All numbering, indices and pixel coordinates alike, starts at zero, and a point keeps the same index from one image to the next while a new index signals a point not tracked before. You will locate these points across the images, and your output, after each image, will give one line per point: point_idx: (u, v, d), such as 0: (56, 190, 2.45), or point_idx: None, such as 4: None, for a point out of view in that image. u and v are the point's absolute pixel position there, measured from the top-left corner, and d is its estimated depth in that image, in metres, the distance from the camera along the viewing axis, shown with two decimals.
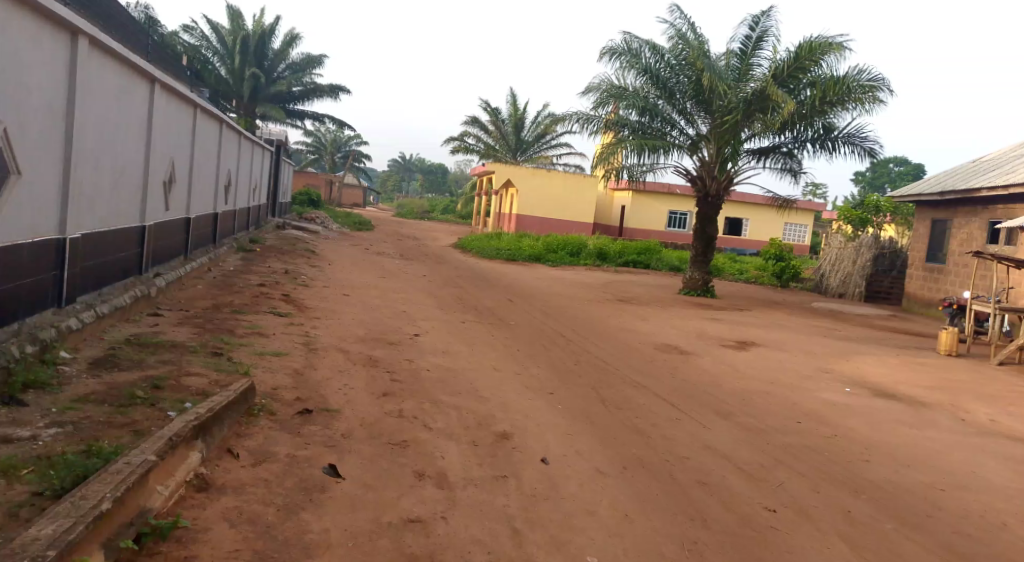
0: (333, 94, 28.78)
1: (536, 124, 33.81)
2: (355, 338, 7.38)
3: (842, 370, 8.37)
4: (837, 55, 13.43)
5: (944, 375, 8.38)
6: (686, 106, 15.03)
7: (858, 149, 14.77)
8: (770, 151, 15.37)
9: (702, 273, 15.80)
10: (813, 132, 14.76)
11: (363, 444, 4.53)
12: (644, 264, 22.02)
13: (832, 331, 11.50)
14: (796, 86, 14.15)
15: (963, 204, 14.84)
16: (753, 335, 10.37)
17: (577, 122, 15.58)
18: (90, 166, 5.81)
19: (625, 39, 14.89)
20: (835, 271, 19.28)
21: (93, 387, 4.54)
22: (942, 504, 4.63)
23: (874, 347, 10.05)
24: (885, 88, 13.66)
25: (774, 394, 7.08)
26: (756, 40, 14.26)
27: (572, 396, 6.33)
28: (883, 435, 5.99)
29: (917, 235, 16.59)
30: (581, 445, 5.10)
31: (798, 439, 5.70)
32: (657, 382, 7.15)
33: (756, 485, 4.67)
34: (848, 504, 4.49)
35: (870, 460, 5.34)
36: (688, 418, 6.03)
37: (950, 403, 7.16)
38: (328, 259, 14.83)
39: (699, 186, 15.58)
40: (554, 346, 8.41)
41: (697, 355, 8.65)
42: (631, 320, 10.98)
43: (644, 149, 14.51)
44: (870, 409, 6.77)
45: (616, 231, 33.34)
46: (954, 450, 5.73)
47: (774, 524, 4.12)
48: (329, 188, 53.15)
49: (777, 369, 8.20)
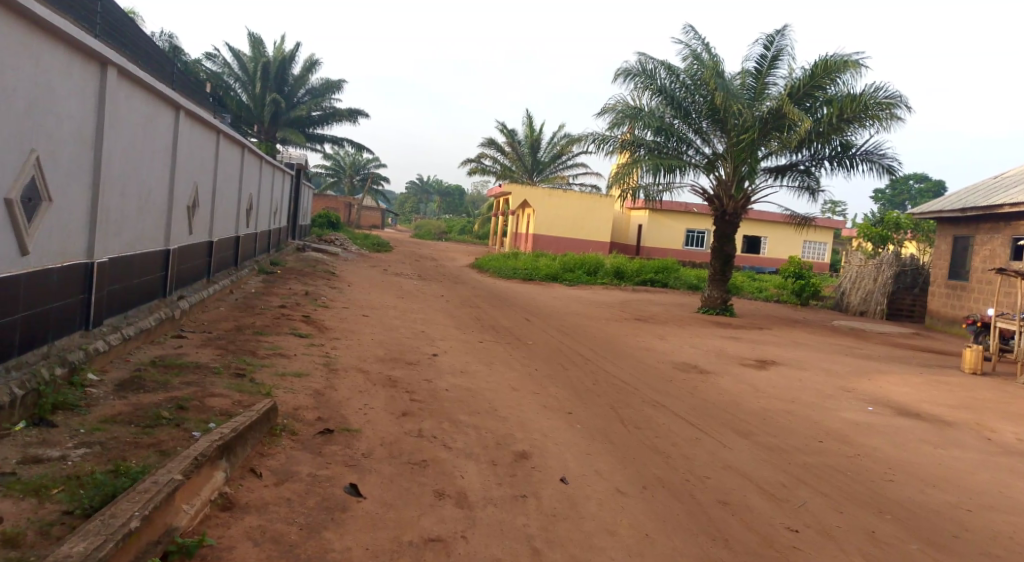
0: (351, 117, 29.23)
1: (552, 145, 33.91)
2: (374, 359, 7.44)
3: (864, 389, 8.28)
4: (854, 72, 13.40)
5: (969, 393, 8.25)
6: (702, 126, 15.08)
7: (876, 166, 14.70)
8: (787, 169, 15.34)
9: (720, 292, 15.68)
10: (830, 150, 14.73)
11: (383, 464, 4.57)
12: (663, 283, 21.95)
13: (854, 350, 11.39)
14: (812, 104, 14.14)
15: (986, 220, 14.66)
16: (773, 354, 10.30)
17: (593, 143, 15.66)
18: (116, 191, 5.95)
19: (640, 60, 14.97)
20: (856, 288, 19.07)
21: (120, 408, 4.64)
22: (969, 525, 4.56)
23: (896, 366, 9.94)
24: (902, 104, 13.61)
25: (795, 413, 7.01)
26: (771, 59, 14.32)
27: (590, 416, 6.33)
28: (907, 455, 5.90)
29: (939, 253, 16.39)
30: (600, 465, 5.10)
31: (820, 459, 5.65)
32: (676, 401, 7.12)
33: (779, 505, 4.63)
34: (873, 524, 4.44)
35: (894, 480, 5.26)
36: (708, 438, 6.00)
37: (976, 422, 7.04)
38: (347, 280, 14.99)
39: (716, 205, 15.56)
40: (572, 366, 8.42)
41: (716, 375, 8.59)
42: (650, 339, 10.95)
43: (660, 168, 14.57)
44: (894, 429, 6.67)
45: (634, 250, 33.34)
46: (981, 470, 5.64)
47: (796, 544, 4.09)
48: (348, 210, 53.83)
49: (798, 388, 8.14)
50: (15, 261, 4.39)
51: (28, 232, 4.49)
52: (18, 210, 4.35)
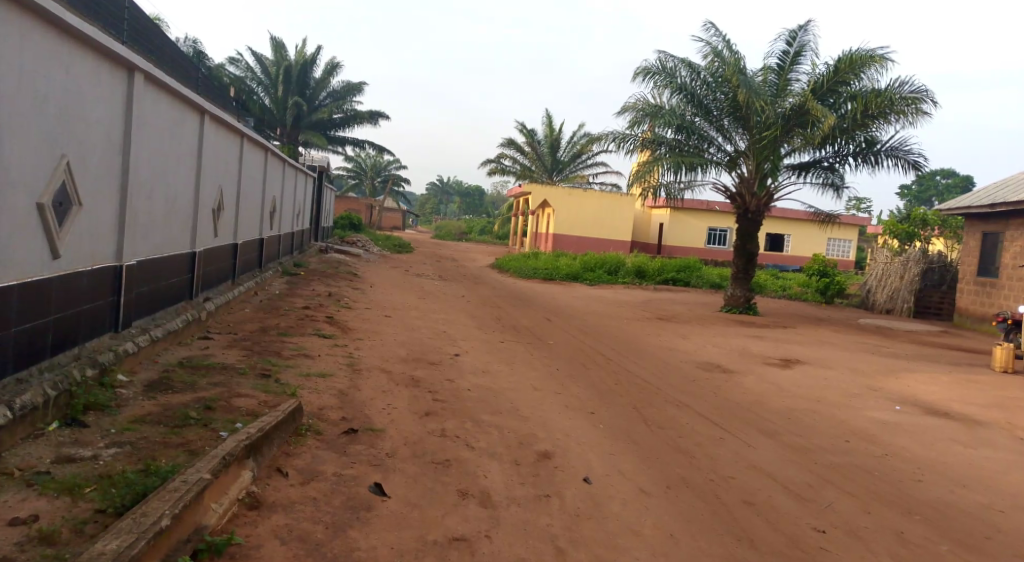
0: (372, 120, 29.41)
1: (572, 144, 33.84)
2: (397, 359, 7.48)
3: (891, 388, 8.16)
4: (879, 67, 13.22)
5: (999, 392, 8.09)
6: (723, 123, 14.97)
7: (902, 162, 14.47)
8: (810, 166, 15.15)
9: (744, 291, 15.51)
10: (854, 146, 14.54)
11: (407, 463, 4.60)
12: (684, 281, 21.80)
13: (880, 348, 11.21)
14: (836, 100, 13.97)
15: (1017, 216, 14.33)
16: (797, 353, 10.18)
17: (613, 142, 15.59)
18: (144, 196, 6.05)
19: (660, 58, 14.89)
20: (882, 287, 18.84)
21: (149, 409, 4.71)
22: (1002, 526, 4.47)
23: (924, 364, 9.77)
24: (928, 99, 13.39)
25: (820, 413, 6.93)
26: (794, 55, 14.22)
27: (613, 416, 6.31)
28: (936, 455, 5.80)
29: (968, 249, 16.08)
30: (624, 465, 5.08)
31: (847, 459, 5.58)
32: (699, 401, 7.07)
33: (804, 505, 4.59)
34: (901, 525, 4.37)
35: (923, 480, 5.18)
36: (732, 437, 5.95)
37: (1007, 421, 6.90)
38: (370, 281, 15.07)
39: (738, 203, 15.42)
40: (594, 366, 8.39)
41: (739, 374, 8.53)
42: (672, 338, 10.89)
43: (681, 166, 14.49)
44: (921, 428, 6.57)
45: (656, 249, 33.20)
46: (1012, 470, 5.53)
47: (824, 545, 4.05)
48: (370, 212, 54.06)
49: (824, 387, 8.03)
50: (46, 264, 4.48)
51: (59, 235, 4.59)
52: (49, 214, 4.45)
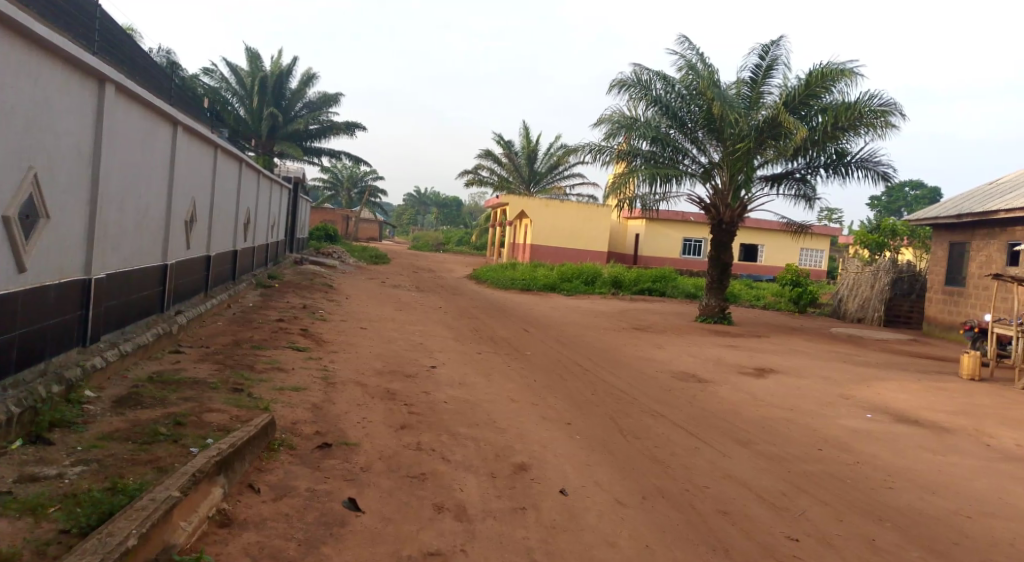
0: (348, 130, 29.29)
1: (549, 156, 34.03)
2: (372, 372, 7.43)
3: (862, 396, 8.27)
4: (849, 81, 13.48)
5: (966, 399, 8.24)
6: (698, 135, 15.16)
7: (872, 173, 14.75)
8: (783, 177, 15.37)
9: (718, 301, 15.67)
10: (826, 158, 14.80)
11: (381, 477, 4.55)
12: (660, 291, 21.95)
13: (852, 357, 11.37)
14: (808, 113, 14.21)
15: (982, 226, 14.65)
16: (771, 362, 10.30)
17: (590, 153, 15.70)
18: (114, 208, 5.96)
19: (635, 71, 15.06)
20: (853, 296, 19.02)
21: (118, 425, 4.62)
22: (969, 532, 4.54)
23: (895, 372, 9.93)
24: (897, 112, 13.68)
25: (793, 421, 7.01)
26: (766, 68, 14.45)
27: (589, 426, 6.32)
28: (906, 461, 5.90)
29: (935, 259, 16.41)
30: (600, 476, 5.09)
31: (819, 467, 5.64)
32: (675, 411, 7.10)
33: (777, 514, 4.63)
34: (872, 532, 4.43)
35: (893, 487, 5.26)
36: (706, 447, 6.00)
37: (974, 428, 7.04)
38: (345, 293, 14.97)
39: (712, 214, 15.60)
40: (570, 376, 8.40)
41: (713, 383, 8.60)
42: (648, 348, 10.95)
43: (656, 177, 14.62)
44: (892, 435, 6.67)
45: (632, 259, 33.42)
46: (979, 476, 5.63)
47: (797, 553, 4.09)
48: (345, 223, 53.72)
49: (797, 395, 8.12)
50: (12, 278, 4.39)
51: (25, 248, 4.49)
52: (15, 227, 4.35)
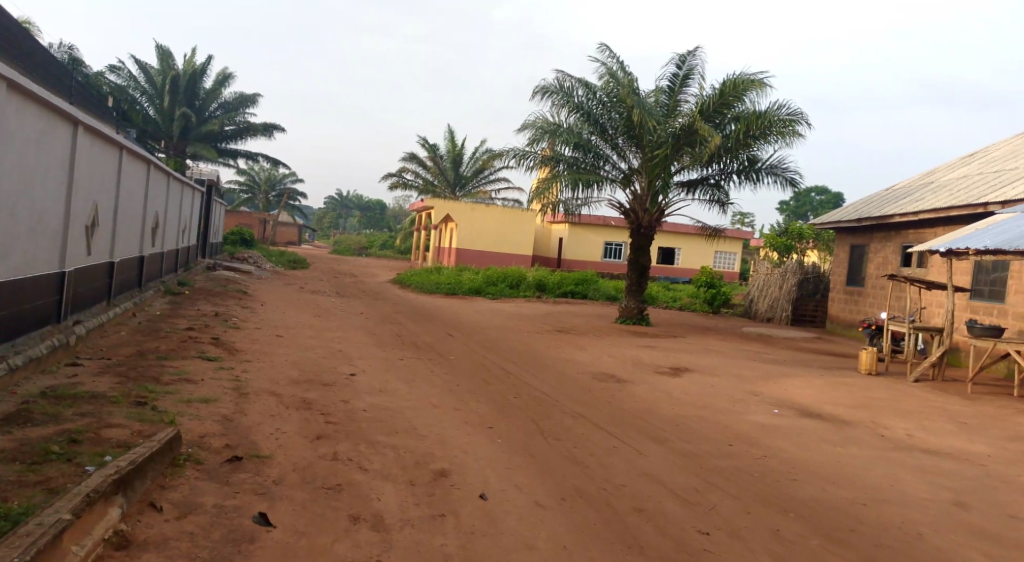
0: (267, 132, 28.43)
1: (474, 160, 34.06)
2: (288, 381, 7.21)
3: (770, 392, 8.65)
4: (759, 91, 14.10)
5: (864, 393, 8.75)
6: (618, 141, 15.50)
7: (780, 179, 15.48)
8: (698, 183, 15.92)
9: (637, 302, 16.09)
10: (738, 164, 15.43)
11: (295, 490, 4.42)
12: (583, 294, 22.32)
13: (762, 355, 11.88)
14: (721, 121, 14.77)
15: (879, 230, 15.60)
16: (687, 361, 10.63)
17: (514, 158, 15.80)
18: (3, 212, 5.55)
19: (557, 77, 15.27)
20: (763, 296, 19.90)
21: (3, 445, 4.30)
22: (864, 519, 4.81)
23: (800, 369, 10.43)
24: (803, 121, 14.40)
25: (706, 418, 7.25)
26: (683, 77, 14.93)
27: (510, 430, 6.34)
28: (809, 454, 6.20)
29: (838, 260, 17.37)
30: (520, 479, 5.11)
31: (730, 462, 5.86)
32: (595, 411, 7.23)
33: (690, 509, 4.77)
34: (777, 523, 4.63)
35: (797, 479, 5.52)
36: (624, 446, 6.13)
37: (871, 420, 7.48)
38: (261, 299, 14.49)
39: (632, 218, 15.97)
40: (493, 380, 8.42)
41: (632, 383, 8.79)
42: (569, 350, 11.10)
43: (579, 182, 14.85)
44: (797, 429, 7.00)
45: (556, 262, 33.85)
46: (874, 466, 5.98)
47: (707, 546, 4.22)
48: (263, 227, 52.06)
49: (710, 393, 8.42)
50: None
51: None
52: None
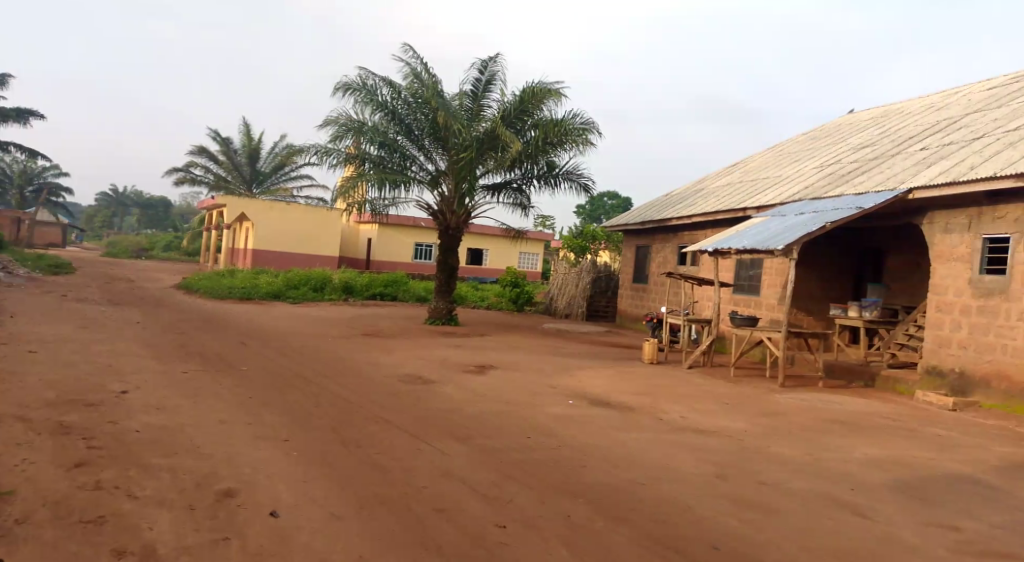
0: (19, 118, 24.69)
1: (273, 156, 32.29)
2: (41, 403, 6.28)
3: (566, 384, 9.14)
4: (556, 100, 14.87)
5: (647, 381, 9.56)
6: (424, 142, 15.51)
7: (576, 184, 16.45)
8: (502, 186, 16.42)
9: (446, 303, 16.21)
10: (538, 170, 16.14)
11: (44, 530, 3.85)
12: (391, 295, 22.07)
13: (560, 350, 12.54)
14: (522, 127, 15.37)
15: (660, 232, 17.17)
16: (490, 359, 10.91)
17: (316, 155, 15.19)
18: None
19: (360, 74, 14.95)
20: (562, 294, 21.12)
21: None
22: (643, 497, 5.24)
23: (593, 361, 11.16)
24: (595, 131, 15.43)
25: (507, 414, 7.48)
26: (485, 83, 15.32)
27: (308, 440, 6.06)
28: (599, 441, 6.63)
29: (626, 260, 18.87)
30: (315, 491, 4.89)
31: (528, 455, 6.09)
32: (398, 415, 7.15)
33: (487, 505, 4.88)
34: (568, 509, 4.89)
35: (587, 465, 5.88)
36: (427, 447, 6.12)
37: (652, 405, 8.19)
38: (10, 310, 12.51)
39: (439, 219, 16.06)
40: (291, 389, 8.00)
41: (436, 384, 8.83)
42: (373, 353, 10.89)
43: (385, 182, 14.63)
44: (589, 418, 7.45)
45: (364, 263, 33.15)
46: (653, 447, 6.54)
47: (503, 539, 4.34)
48: (17, 227, 45.16)
49: (511, 389, 8.70)
50: None
51: None
52: None
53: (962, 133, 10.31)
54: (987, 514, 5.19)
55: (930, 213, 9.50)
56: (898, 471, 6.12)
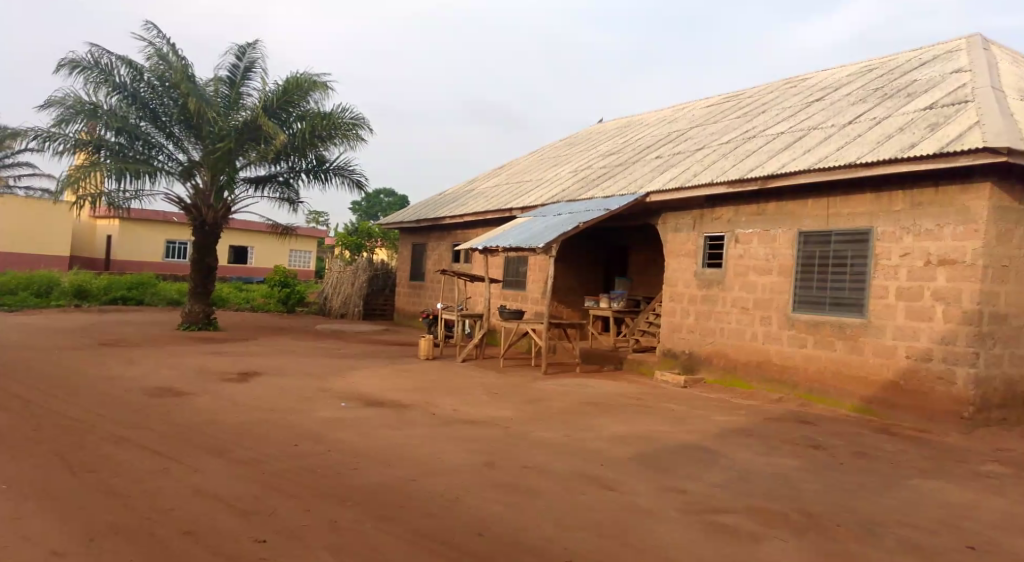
0: None
1: None
2: None
3: (338, 386, 8.90)
4: (322, 93, 14.40)
5: (420, 377, 9.64)
6: (173, 130, 14.13)
7: (347, 180, 16.06)
8: (266, 180, 15.50)
9: (203, 306, 14.96)
10: (306, 164, 15.45)
11: None
12: (138, 300, 19.89)
13: (333, 351, 12.18)
14: (287, 119, 14.65)
15: (434, 230, 17.42)
16: (255, 365, 10.25)
17: (36, 140, 13.12)
18: None
19: (91, 51, 13.21)
20: (337, 293, 20.58)
21: None
22: (412, 493, 5.27)
23: (367, 361, 11.00)
24: (365, 126, 15.20)
25: (271, 421, 7.08)
26: (244, 70, 14.36)
27: (23, 471, 5.20)
28: (370, 441, 6.54)
29: (401, 257, 18.90)
30: (31, 529, 4.20)
31: (293, 462, 5.82)
32: (143, 432, 6.42)
33: (246, 519, 4.56)
34: (335, 514, 4.75)
35: (357, 468, 5.76)
36: (177, 465, 5.57)
37: (424, 401, 8.28)
38: None
39: (194, 215, 14.74)
40: (3, 413, 6.81)
41: (191, 395, 8.09)
42: (114, 366, 9.67)
43: (125, 173, 13.06)
44: (360, 419, 7.32)
45: (104, 263, 29.47)
46: (425, 443, 6.61)
47: (262, 554, 4.08)
48: None
49: (277, 395, 8.26)
50: None
51: None
52: None
53: (688, 144, 11.79)
54: (707, 476, 5.99)
55: (665, 214, 10.73)
56: (640, 444, 6.84)
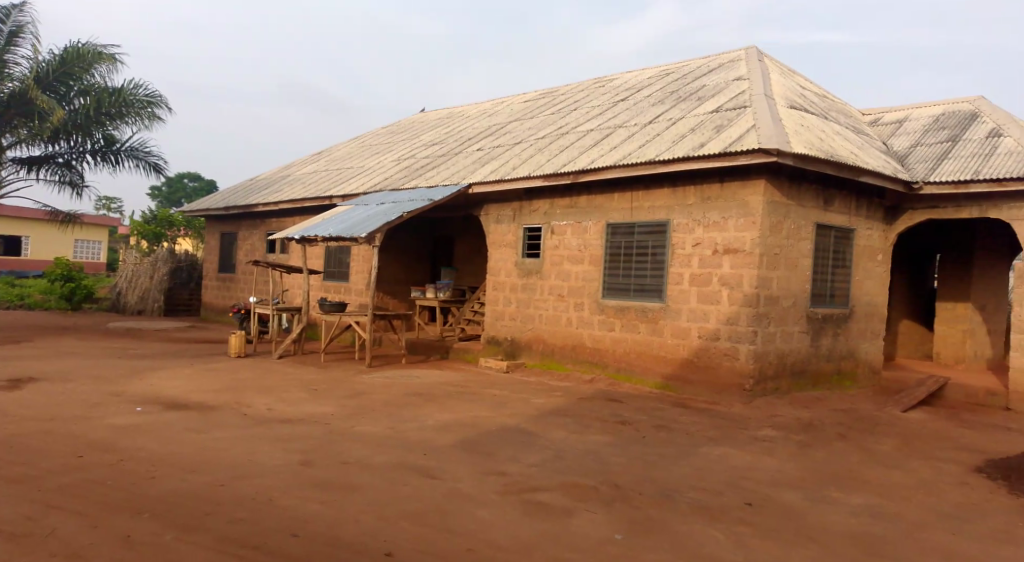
0: None
1: None
2: None
3: (133, 390, 8.11)
4: (110, 66, 13.01)
5: (230, 376, 9.07)
6: None
7: (143, 163, 14.66)
8: (42, 161, 13.71)
9: None
10: (92, 143, 13.85)
11: None
12: None
13: (128, 351, 11.07)
14: (66, 92, 13.06)
15: (246, 218, 16.41)
16: (28, 370, 9.03)
17: None
18: None
19: None
20: (132, 287, 18.79)
21: None
22: (221, 499, 4.95)
23: (169, 361, 10.14)
24: (162, 105, 13.97)
25: (49, 433, 6.29)
26: (8, 34, 12.44)
27: None
28: (171, 448, 6.04)
29: (209, 248, 17.64)
30: None
31: (77, 476, 5.21)
32: None
33: (16, 544, 4.01)
34: (128, 528, 4.33)
35: (155, 477, 5.30)
36: None
37: (234, 401, 7.81)
38: None
39: None
40: None
41: None
42: None
43: None
44: (160, 425, 6.73)
45: None
46: (235, 445, 6.24)
47: None
48: None
49: (58, 403, 7.36)
50: None
51: None
52: None
53: (506, 138, 12.15)
54: (524, 457, 6.25)
55: (485, 206, 10.98)
56: (460, 431, 6.97)
